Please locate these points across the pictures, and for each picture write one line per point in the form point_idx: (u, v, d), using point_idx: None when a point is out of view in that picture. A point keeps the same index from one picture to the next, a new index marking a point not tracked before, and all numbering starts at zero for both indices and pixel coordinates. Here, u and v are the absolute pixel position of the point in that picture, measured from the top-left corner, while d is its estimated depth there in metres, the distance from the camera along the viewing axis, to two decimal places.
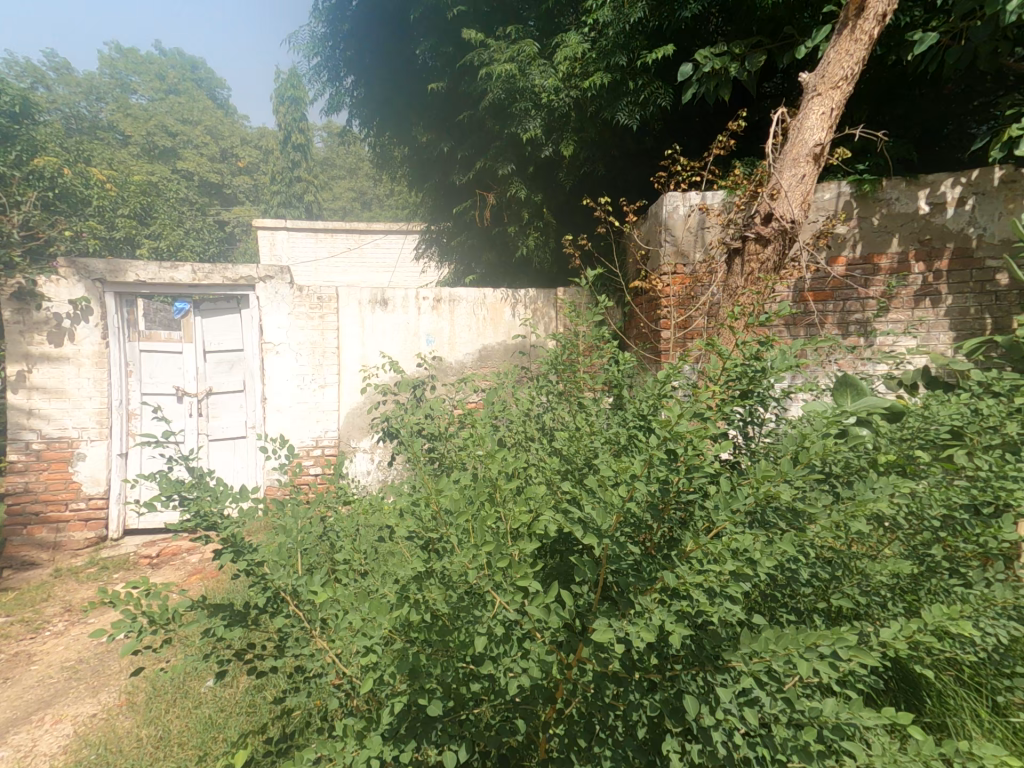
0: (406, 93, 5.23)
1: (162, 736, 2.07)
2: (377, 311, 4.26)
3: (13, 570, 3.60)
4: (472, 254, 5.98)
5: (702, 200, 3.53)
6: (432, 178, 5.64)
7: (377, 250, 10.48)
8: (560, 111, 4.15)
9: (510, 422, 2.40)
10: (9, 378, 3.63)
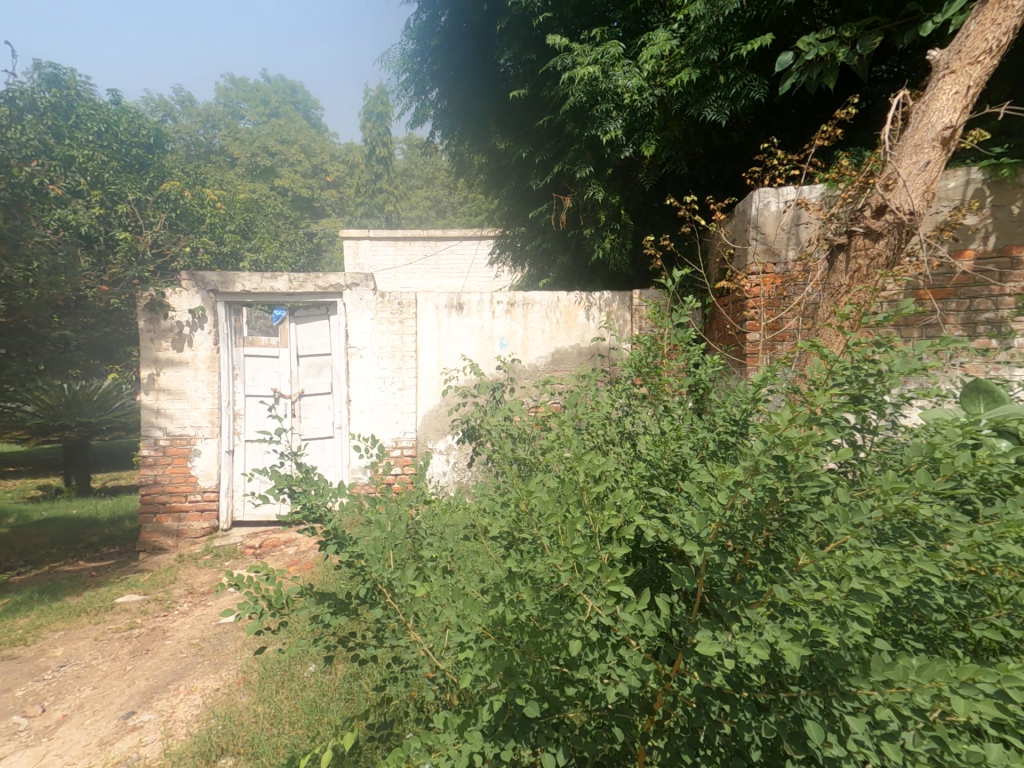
0: (486, 103, 5.38)
1: (275, 713, 2.28)
2: (453, 315, 4.39)
3: (146, 553, 4.10)
4: (546, 258, 6.00)
5: (798, 195, 3.34)
6: (507, 184, 5.73)
7: (452, 256, 10.79)
8: (642, 111, 4.09)
9: (590, 424, 2.31)
10: (141, 381, 4.12)
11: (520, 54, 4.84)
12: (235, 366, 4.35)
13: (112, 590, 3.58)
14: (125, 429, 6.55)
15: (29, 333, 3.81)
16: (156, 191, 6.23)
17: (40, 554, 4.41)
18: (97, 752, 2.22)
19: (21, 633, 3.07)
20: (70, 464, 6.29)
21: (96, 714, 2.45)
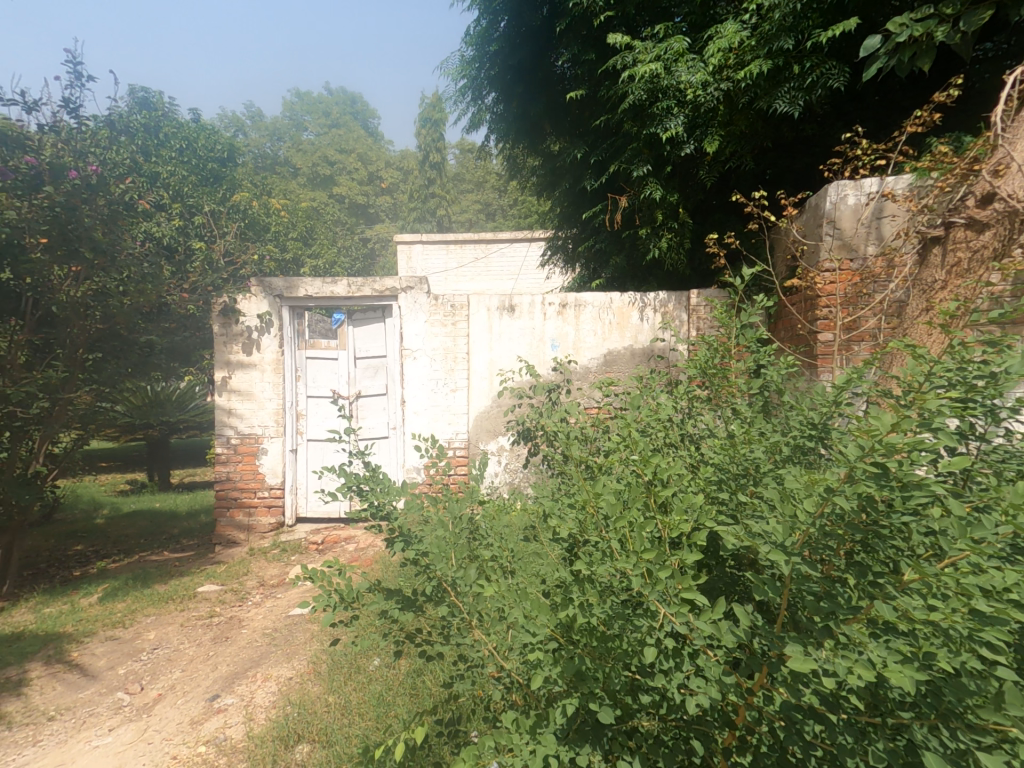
0: (542, 105, 5.41)
1: (345, 704, 2.52)
2: (505, 317, 4.42)
3: (221, 545, 4.35)
4: (598, 259, 5.93)
5: (881, 186, 3.16)
6: (560, 186, 5.74)
7: (503, 258, 10.87)
8: (705, 106, 4.00)
9: (651, 429, 2.14)
10: (215, 383, 4.38)
11: (580, 54, 4.83)
12: (298, 368, 4.54)
13: (194, 579, 3.83)
14: (200, 428, 7.00)
15: (121, 338, 4.36)
16: (229, 202, 6.63)
17: (130, 544, 4.83)
18: (189, 731, 2.47)
19: (119, 616, 3.37)
20: (154, 459, 6.80)
21: (185, 696, 2.70)
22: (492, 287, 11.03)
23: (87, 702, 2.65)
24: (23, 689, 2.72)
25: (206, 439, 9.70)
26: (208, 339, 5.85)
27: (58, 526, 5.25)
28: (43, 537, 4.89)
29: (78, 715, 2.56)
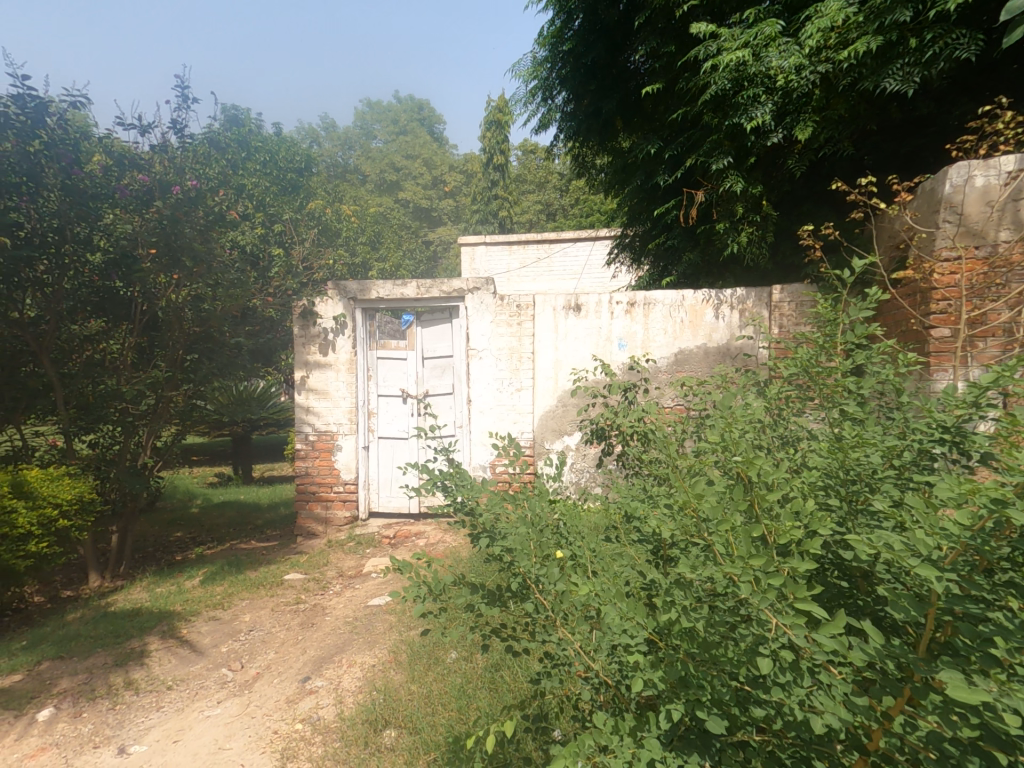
0: (614, 101, 5.41)
1: (427, 694, 2.63)
2: (571, 317, 4.40)
3: (302, 537, 4.61)
4: (668, 255, 5.78)
5: (1014, 169, 3.03)
6: (631, 182, 5.68)
7: (565, 258, 10.84)
8: (797, 92, 3.90)
9: (752, 434, 1.91)
10: (295, 382, 4.64)
11: (659, 47, 4.81)
12: (369, 368, 4.72)
13: (281, 568, 4.10)
14: (277, 425, 7.43)
15: (215, 339, 4.85)
16: (305, 211, 7.01)
17: (220, 533, 5.23)
18: (286, 709, 2.71)
19: (219, 598, 3.66)
20: (238, 454, 7.27)
21: (281, 675, 2.95)
22: (554, 287, 11.02)
23: (197, 676, 2.93)
24: (145, 659, 3.02)
25: (281, 436, 10.31)
26: (286, 341, 6.21)
27: (159, 513, 5.77)
28: (149, 523, 5.43)
29: (191, 686, 2.84)
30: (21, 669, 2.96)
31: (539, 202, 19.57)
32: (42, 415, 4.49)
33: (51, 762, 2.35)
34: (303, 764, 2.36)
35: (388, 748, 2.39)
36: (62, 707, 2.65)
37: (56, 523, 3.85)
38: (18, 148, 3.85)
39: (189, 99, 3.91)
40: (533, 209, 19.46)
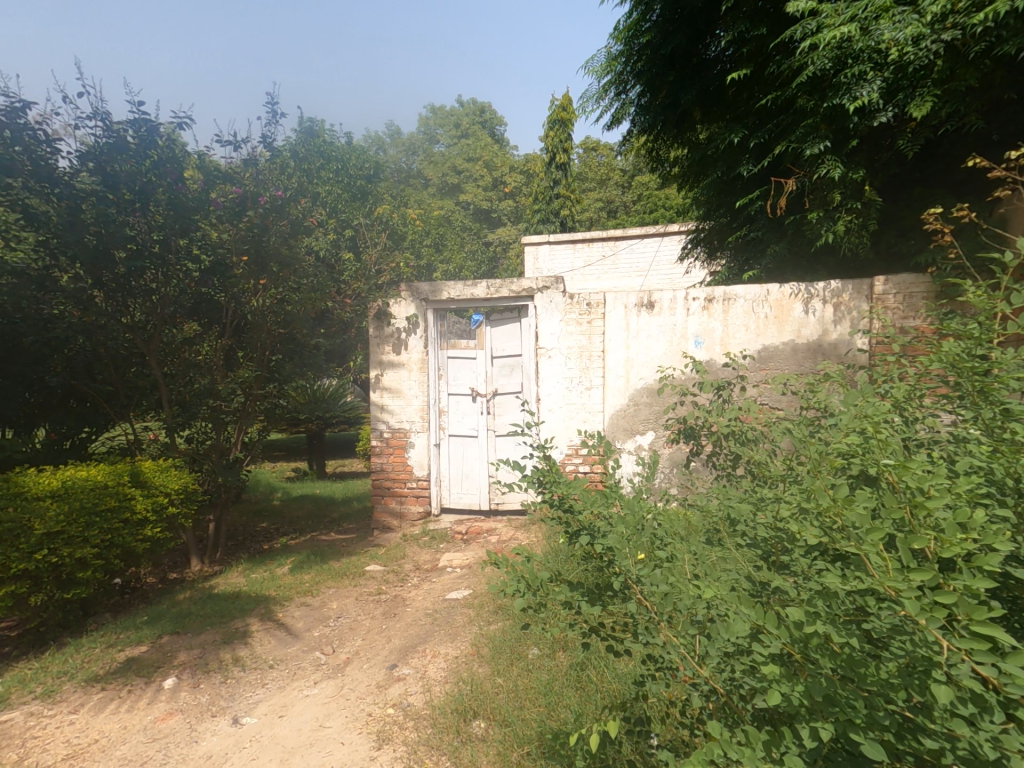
0: (694, 92, 5.40)
1: (513, 688, 2.69)
2: (643, 314, 4.33)
3: (378, 531, 4.80)
4: (749, 249, 5.60)
5: None
6: (713, 175, 5.63)
7: (631, 255, 10.67)
8: (914, 65, 3.73)
9: (890, 432, 1.82)
10: (371, 381, 4.84)
11: (748, 31, 4.76)
12: (441, 367, 4.85)
13: (361, 559, 4.37)
14: (348, 423, 7.78)
15: (297, 340, 5.15)
16: (375, 215, 7.25)
17: (300, 525, 5.55)
18: (377, 693, 2.90)
19: (308, 585, 3.99)
20: (315, 450, 7.71)
21: (370, 661, 3.16)
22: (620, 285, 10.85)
23: (295, 657, 3.24)
24: (248, 639, 3.42)
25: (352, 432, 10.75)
26: (361, 342, 6.49)
27: (245, 504, 6.19)
28: (239, 514, 5.84)
29: (290, 666, 3.16)
30: (145, 641, 3.46)
31: (601, 199, 19.12)
32: (151, 411, 5.01)
33: (178, 725, 2.73)
34: (399, 747, 2.49)
35: (478, 738, 2.47)
36: (182, 678, 3.07)
37: (166, 509, 4.38)
38: (134, 168, 4.35)
39: (276, 114, 4.17)
40: (594, 207, 18.99)
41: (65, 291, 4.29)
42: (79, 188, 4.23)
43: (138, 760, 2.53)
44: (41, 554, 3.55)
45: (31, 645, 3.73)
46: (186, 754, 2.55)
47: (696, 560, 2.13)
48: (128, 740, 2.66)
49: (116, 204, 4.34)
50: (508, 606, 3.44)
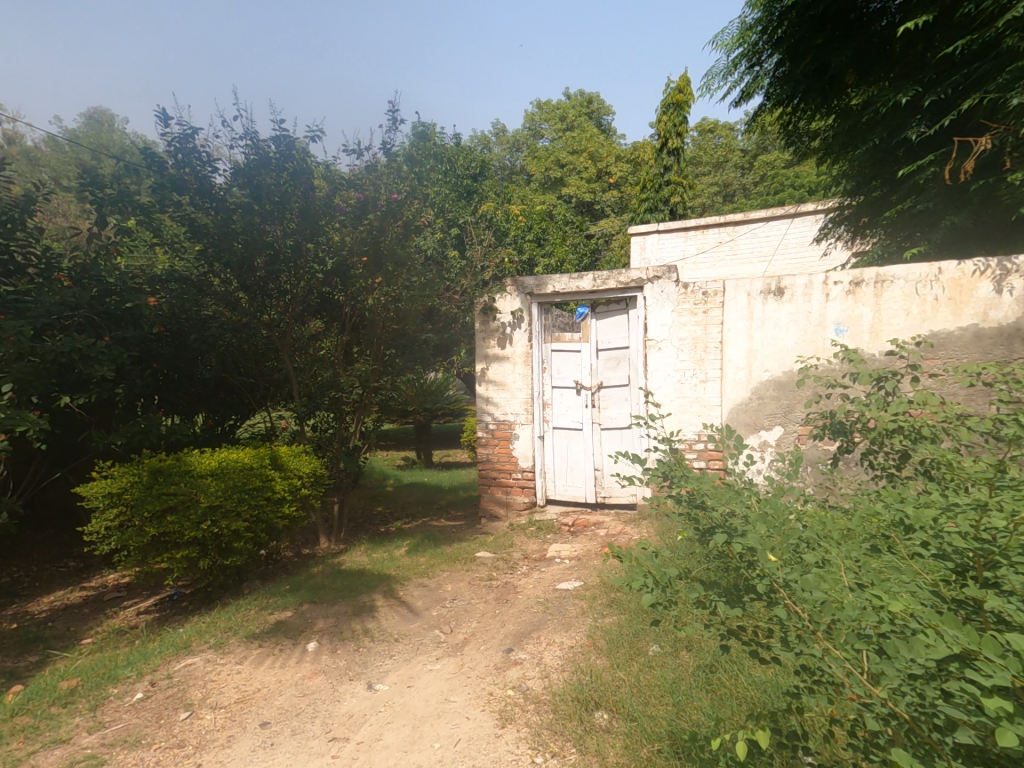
0: (846, 53, 5.32)
1: (634, 682, 2.67)
2: (770, 302, 4.23)
3: (486, 518, 5.06)
4: (917, 220, 5.38)
5: None
6: (867, 142, 5.45)
7: (751, 240, 10.03)
8: None
9: None
10: (477, 374, 5.08)
11: None
12: (544, 360, 4.97)
13: (472, 546, 4.66)
14: (453, 415, 8.19)
15: (409, 336, 5.48)
16: (481, 213, 7.47)
17: (412, 510, 5.97)
18: (496, 674, 3.06)
19: (425, 568, 4.40)
20: (422, 439, 8.10)
21: (487, 643, 3.36)
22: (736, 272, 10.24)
23: (417, 633, 3.58)
24: (375, 613, 3.84)
25: (456, 424, 11.22)
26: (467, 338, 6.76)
27: (363, 489, 6.76)
28: (358, 497, 6.39)
29: (414, 641, 3.48)
30: (289, 607, 4.02)
31: (716, 183, 17.97)
32: (280, 402, 5.68)
33: (323, 684, 3.15)
34: (523, 728, 2.60)
35: (602, 729, 2.47)
36: (322, 643, 3.53)
37: (299, 490, 4.86)
38: (276, 180, 4.85)
39: (396, 122, 4.42)
40: (707, 192, 17.87)
41: (217, 294, 5.02)
42: (231, 201, 4.82)
43: (293, 710, 2.96)
44: (206, 524, 4.21)
45: (201, 603, 4.55)
46: (332, 711, 2.92)
47: (857, 568, 1.84)
48: (285, 690, 3.13)
49: (261, 213, 4.86)
50: (623, 601, 3.42)
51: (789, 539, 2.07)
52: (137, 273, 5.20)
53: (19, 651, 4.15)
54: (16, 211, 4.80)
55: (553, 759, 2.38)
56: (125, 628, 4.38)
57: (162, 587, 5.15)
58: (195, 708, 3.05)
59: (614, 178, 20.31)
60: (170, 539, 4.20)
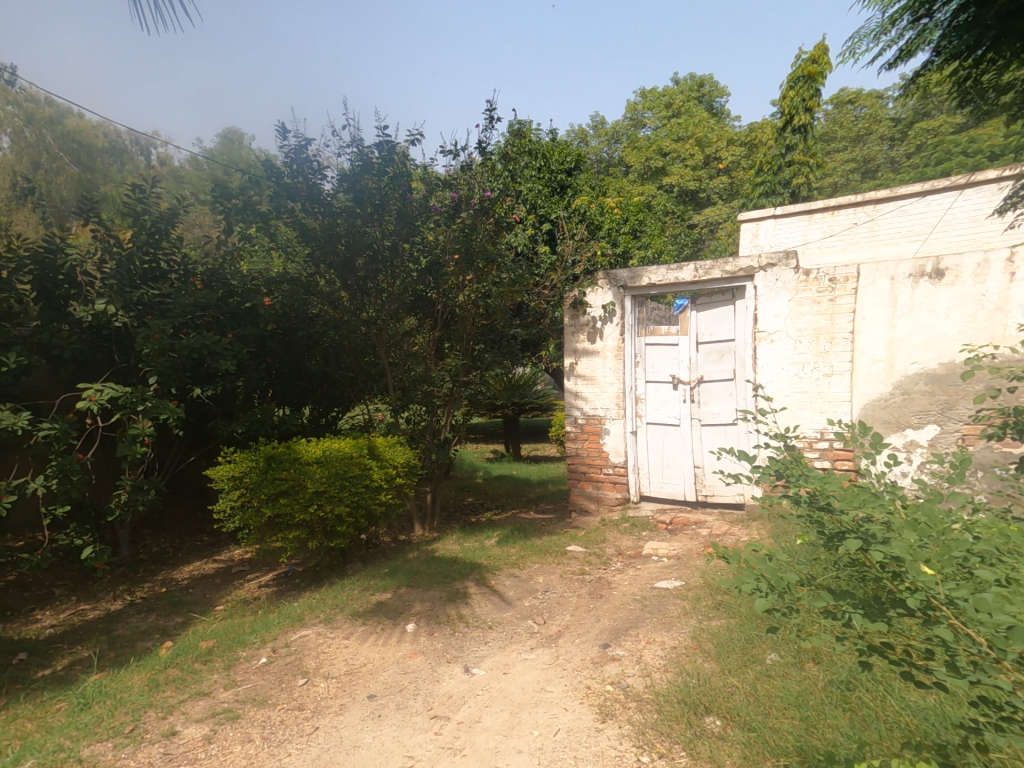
0: None
1: (749, 690, 2.53)
2: (926, 286, 4.09)
3: (577, 512, 5.17)
4: None
5: None
6: None
7: (898, 217, 7.71)
8: None
9: None
10: (566, 369, 5.24)
11: None
12: (637, 354, 5.03)
13: (562, 539, 4.70)
14: (541, 411, 8.47)
15: (498, 331, 5.59)
16: (575, 207, 7.39)
17: (502, 501, 6.18)
18: (593, 668, 3.03)
19: (515, 559, 4.48)
20: (511, 434, 8.50)
21: (582, 636, 3.34)
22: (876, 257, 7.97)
23: (510, 622, 3.63)
24: (469, 599, 3.96)
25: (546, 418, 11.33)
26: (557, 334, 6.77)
27: (454, 480, 7.06)
28: (451, 488, 6.65)
29: (508, 629, 3.55)
30: (388, 589, 4.25)
31: (854, 159, 15.96)
32: (376, 395, 6.03)
33: (423, 664, 3.29)
34: (625, 725, 2.55)
35: (715, 736, 2.35)
36: (420, 625, 3.70)
37: (395, 479, 5.11)
38: (377, 184, 5.13)
39: (490, 119, 4.49)
40: (842, 170, 15.99)
41: (323, 294, 5.38)
42: (337, 206, 5.14)
43: (396, 687, 3.12)
44: (314, 507, 4.56)
45: (311, 579, 4.96)
46: (433, 690, 3.05)
47: None
48: (389, 665, 3.32)
49: (362, 216, 5.17)
50: (731, 604, 3.27)
51: (953, 551, 1.80)
52: (257, 276, 5.74)
53: (169, 612, 4.79)
54: (162, 225, 5.58)
55: (660, 760, 2.31)
56: (250, 598, 4.88)
57: (278, 563, 5.67)
58: (311, 675, 3.33)
59: (723, 165, 19.05)
60: (283, 520, 4.59)
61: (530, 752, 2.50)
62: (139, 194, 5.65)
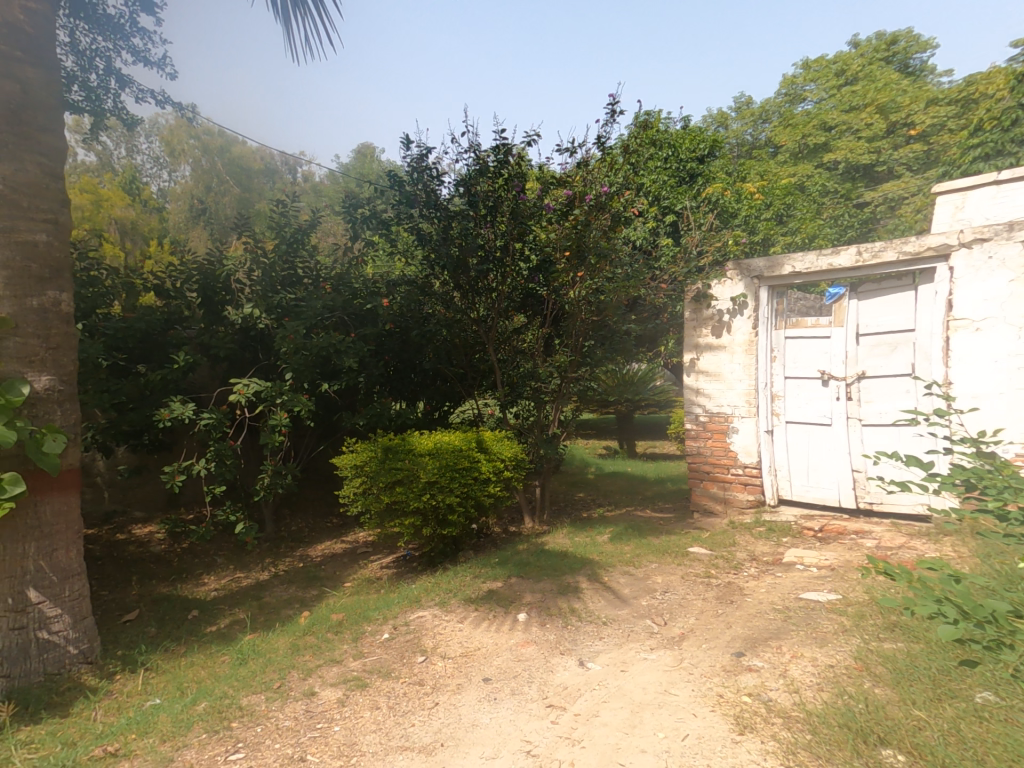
0: None
1: (951, 729, 2.25)
2: None
3: (701, 512, 5.12)
4: None
5: None
6: None
7: None
8: None
9: None
10: (685, 365, 5.24)
11: None
12: (773, 349, 4.87)
13: (684, 540, 4.62)
14: (656, 407, 8.32)
15: (610, 327, 5.55)
16: (704, 197, 7.11)
17: (616, 498, 6.17)
18: (726, 676, 2.92)
19: (630, 556, 4.45)
20: (624, 430, 8.49)
21: (710, 643, 3.23)
22: None
23: (626, 620, 3.61)
24: (581, 594, 4.00)
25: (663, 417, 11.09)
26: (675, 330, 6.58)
27: (565, 474, 7.26)
28: (563, 484, 6.73)
29: (624, 627, 3.53)
30: (499, 579, 4.40)
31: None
32: (485, 390, 6.32)
33: (536, 653, 3.38)
34: (767, 741, 2.41)
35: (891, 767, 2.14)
36: (531, 615, 3.80)
37: (502, 472, 5.26)
38: (491, 186, 5.31)
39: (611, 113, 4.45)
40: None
41: (437, 294, 5.69)
42: (452, 209, 5.44)
43: (510, 672, 3.23)
44: (426, 496, 4.80)
45: (426, 564, 5.26)
46: (547, 679, 3.12)
47: None
48: (502, 651, 3.45)
49: (475, 218, 5.40)
50: (909, 628, 2.96)
51: None
52: (378, 278, 6.18)
53: (305, 585, 5.35)
54: (299, 235, 6.21)
55: None
56: (374, 577, 5.29)
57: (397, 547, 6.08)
58: (430, 653, 3.55)
59: (919, 130, 16.11)
60: (398, 507, 4.89)
61: (655, 753, 2.45)
62: (282, 208, 6.31)
